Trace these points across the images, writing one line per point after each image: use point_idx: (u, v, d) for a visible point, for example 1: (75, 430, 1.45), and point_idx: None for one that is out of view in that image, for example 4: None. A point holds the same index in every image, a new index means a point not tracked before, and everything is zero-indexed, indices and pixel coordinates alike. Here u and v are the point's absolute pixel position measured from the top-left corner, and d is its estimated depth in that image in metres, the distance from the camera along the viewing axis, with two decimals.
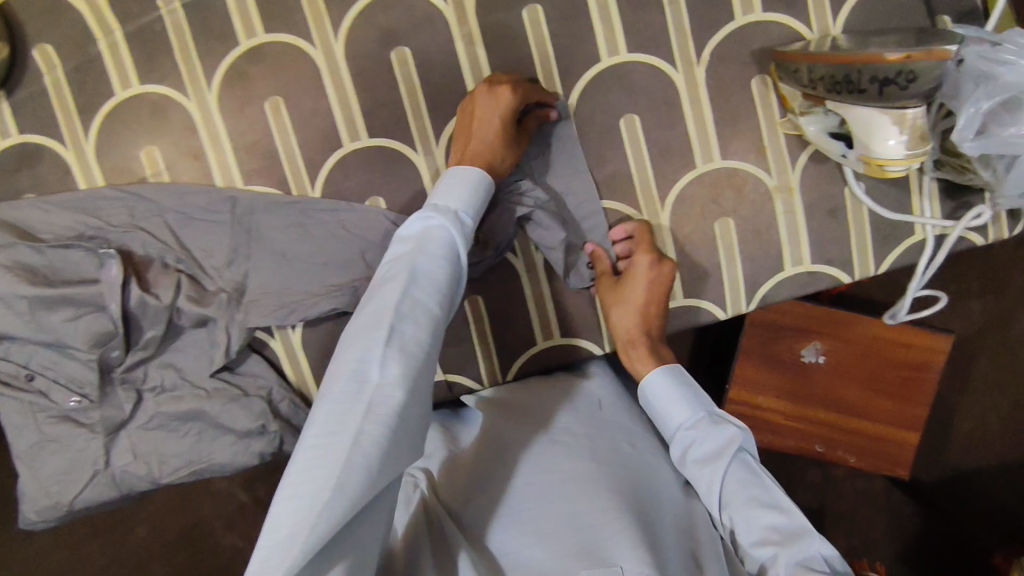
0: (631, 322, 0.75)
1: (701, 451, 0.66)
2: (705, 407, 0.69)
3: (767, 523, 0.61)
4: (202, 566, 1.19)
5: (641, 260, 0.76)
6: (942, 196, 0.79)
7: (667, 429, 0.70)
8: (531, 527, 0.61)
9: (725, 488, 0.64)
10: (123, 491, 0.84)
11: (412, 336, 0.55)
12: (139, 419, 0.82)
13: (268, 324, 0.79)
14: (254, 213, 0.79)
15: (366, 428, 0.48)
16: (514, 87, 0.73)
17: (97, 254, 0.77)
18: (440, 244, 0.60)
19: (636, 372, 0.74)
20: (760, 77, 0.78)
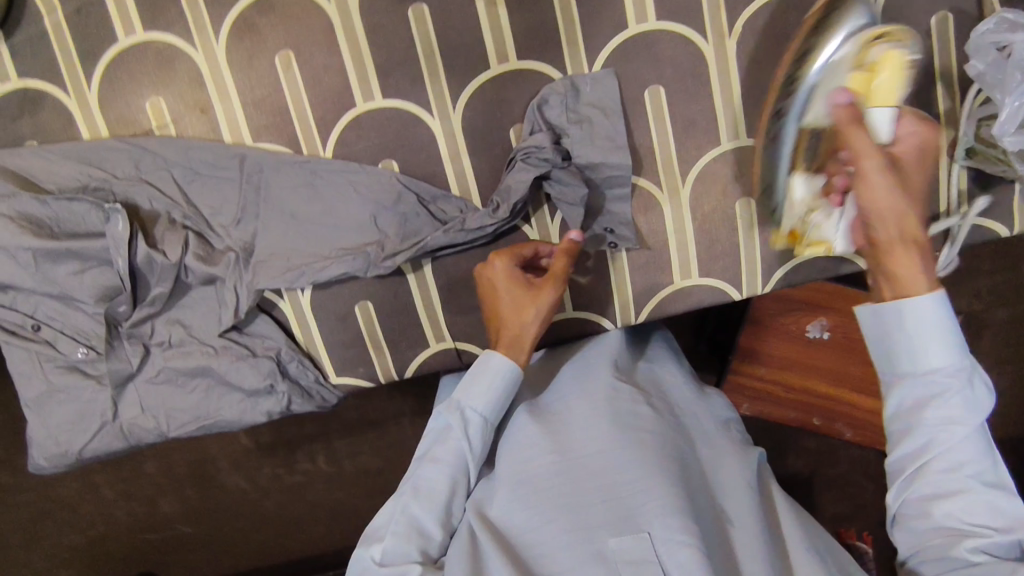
0: (897, 203, 0.60)
1: (949, 408, 0.55)
2: (972, 363, 0.56)
3: (984, 500, 0.54)
4: (210, 501, 1.24)
5: (877, 160, 0.60)
6: (973, 184, 0.77)
7: (911, 366, 0.57)
8: (562, 496, 0.67)
9: (962, 451, 0.55)
10: (132, 442, 0.85)
11: (435, 467, 0.68)
12: (146, 373, 0.82)
13: (276, 287, 0.78)
14: (262, 171, 0.77)
15: (409, 510, 0.67)
16: (508, 257, 0.74)
17: (103, 208, 0.75)
18: (447, 456, 0.69)
19: (905, 285, 0.58)
20: (793, 52, 0.74)
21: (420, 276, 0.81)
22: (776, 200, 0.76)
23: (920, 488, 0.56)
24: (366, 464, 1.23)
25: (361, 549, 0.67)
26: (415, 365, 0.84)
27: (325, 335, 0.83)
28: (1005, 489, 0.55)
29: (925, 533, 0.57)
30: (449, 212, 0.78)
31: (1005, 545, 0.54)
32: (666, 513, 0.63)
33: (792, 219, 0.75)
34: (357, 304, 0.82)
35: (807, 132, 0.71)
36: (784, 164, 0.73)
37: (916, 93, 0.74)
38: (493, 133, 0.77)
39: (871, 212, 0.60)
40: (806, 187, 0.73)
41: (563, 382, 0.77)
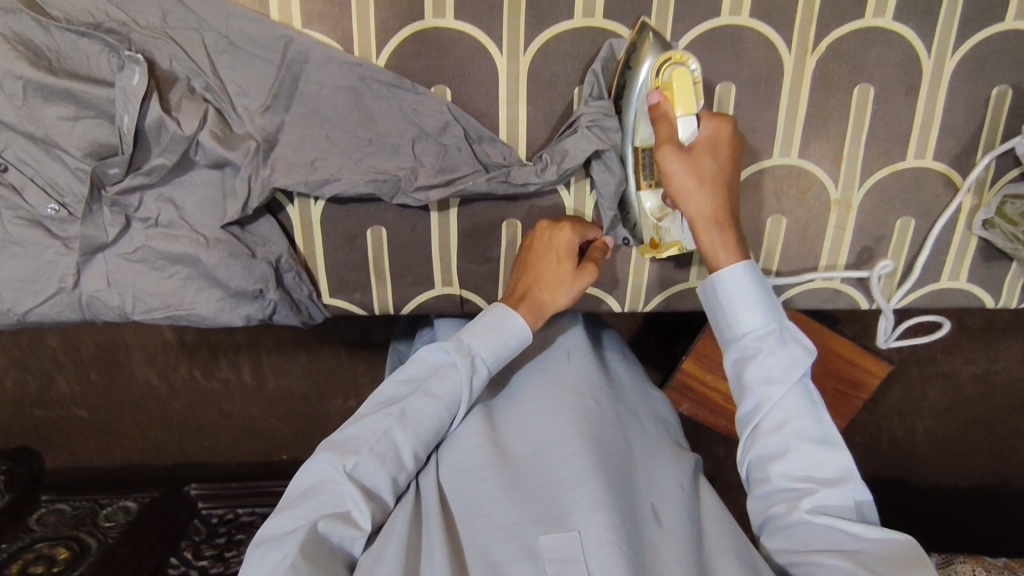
0: (701, 202, 0.66)
1: (764, 367, 0.63)
2: (782, 324, 0.64)
3: (810, 459, 0.62)
4: (119, 388, 1.15)
5: (669, 149, 0.66)
6: (980, 252, 0.81)
7: (732, 334, 0.66)
8: (498, 493, 0.66)
9: (784, 409, 0.63)
10: (86, 317, 0.76)
11: (432, 401, 0.68)
12: (122, 246, 0.74)
13: (293, 189, 0.72)
14: (306, 61, 0.70)
15: (381, 442, 0.65)
16: (568, 229, 0.74)
17: (118, 55, 0.67)
18: (445, 393, 0.68)
19: (707, 258, 0.67)
20: (864, 86, 0.74)
21: (444, 215, 0.77)
22: (632, 216, 0.76)
23: (760, 456, 0.63)
24: (291, 385, 1.16)
25: (326, 456, 0.64)
26: (415, 305, 0.81)
27: (328, 251, 0.78)
28: (829, 441, 0.62)
29: (767, 496, 0.64)
30: (492, 157, 0.75)
31: (838, 497, 0.61)
32: (598, 509, 0.63)
33: (647, 229, 0.75)
34: (369, 228, 0.77)
35: (641, 154, 0.73)
36: (631, 185, 0.74)
37: (957, 155, 0.77)
38: (557, 88, 0.73)
39: (688, 211, 0.67)
40: (652, 200, 0.74)
41: (521, 377, 0.78)
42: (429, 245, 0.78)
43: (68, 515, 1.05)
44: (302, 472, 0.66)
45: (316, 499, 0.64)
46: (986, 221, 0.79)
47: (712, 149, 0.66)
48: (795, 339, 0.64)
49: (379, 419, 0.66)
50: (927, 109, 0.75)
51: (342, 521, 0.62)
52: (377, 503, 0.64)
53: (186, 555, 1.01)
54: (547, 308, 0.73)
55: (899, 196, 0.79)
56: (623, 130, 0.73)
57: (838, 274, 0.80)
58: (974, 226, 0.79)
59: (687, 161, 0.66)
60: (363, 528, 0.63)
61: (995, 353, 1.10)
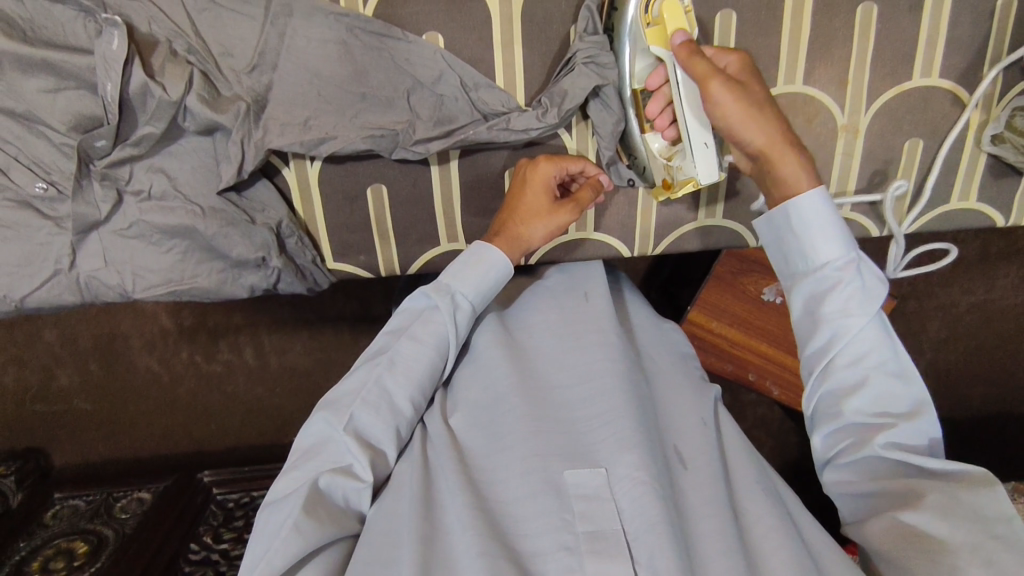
0: (768, 130, 0.62)
1: (842, 298, 0.61)
2: (862, 255, 0.61)
3: (884, 391, 0.61)
4: (120, 379, 1.14)
5: (720, 79, 0.61)
6: (989, 171, 0.80)
7: (806, 262, 0.63)
8: (522, 427, 0.64)
9: (866, 340, 0.61)
10: (86, 299, 0.75)
11: (418, 345, 0.66)
12: (116, 223, 0.72)
13: (287, 150, 0.70)
14: (290, 15, 0.67)
15: (369, 388, 0.64)
16: (548, 161, 0.72)
17: (95, 19, 0.64)
18: (431, 334, 0.67)
19: (792, 189, 0.63)
20: (867, 5, 0.72)
21: (444, 169, 0.75)
22: (640, 160, 0.73)
23: (834, 385, 0.62)
24: (295, 362, 1.15)
25: (322, 415, 0.64)
26: (422, 263, 0.80)
27: (328, 213, 0.76)
28: (906, 373, 0.61)
29: (838, 429, 0.63)
30: (491, 104, 0.72)
31: (912, 432, 0.60)
32: (627, 450, 0.62)
33: (658, 170, 0.72)
34: (369, 187, 0.75)
35: (640, 96, 0.70)
36: (634, 128, 0.72)
37: (964, 72, 0.75)
38: (552, 27, 0.71)
39: (760, 144, 0.62)
40: (659, 141, 0.71)
41: (527, 316, 0.75)
42: (431, 202, 0.76)
43: (83, 509, 1.04)
44: (300, 434, 0.65)
45: (314, 456, 0.63)
46: (995, 136, 0.77)
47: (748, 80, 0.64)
48: (873, 271, 0.61)
49: (366, 370, 0.66)
50: (932, 25, 0.73)
51: (343, 475, 0.62)
52: (379, 455, 0.64)
53: (205, 539, 0.99)
54: (528, 241, 0.72)
55: (906, 117, 0.77)
56: (617, 60, 0.69)
57: (848, 199, 0.79)
58: (982, 142, 0.78)
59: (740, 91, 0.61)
60: (366, 479, 0.63)
61: (993, 281, 1.11)
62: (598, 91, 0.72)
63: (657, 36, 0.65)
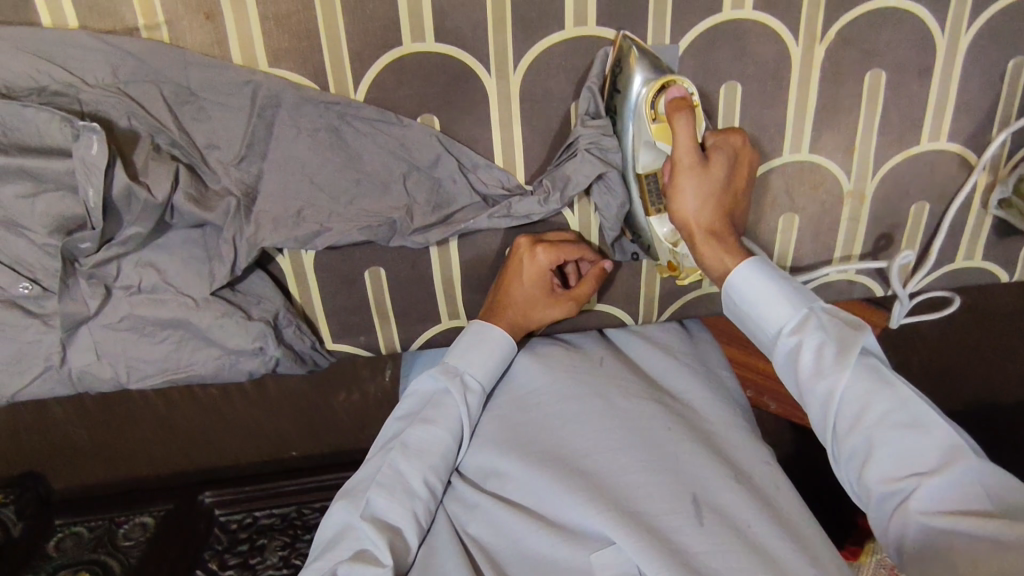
0: (704, 212, 0.65)
1: (812, 359, 0.60)
2: (814, 307, 0.62)
3: (901, 445, 0.57)
4: (120, 408, 0.96)
5: (683, 162, 0.64)
6: (995, 230, 0.79)
7: (769, 334, 0.64)
8: (546, 513, 0.66)
9: (852, 398, 0.58)
10: (80, 389, 0.73)
11: (431, 427, 0.68)
12: (106, 317, 0.70)
13: (280, 244, 0.68)
14: (278, 106, 0.64)
15: (384, 473, 0.66)
16: (544, 254, 0.69)
17: (71, 123, 0.60)
18: (442, 416, 0.69)
19: (712, 268, 0.66)
20: (875, 72, 0.70)
21: (443, 250, 0.73)
22: (645, 238, 0.72)
23: (849, 461, 0.59)
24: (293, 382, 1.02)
25: (341, 505, 0.66)
26: (423, 340, 0.78)
27: (325, 296, 0.74)
28: (916, 420, 0.57)
29: (881, 510, 0.58)
30: (489, 185, 0.70)
31: (951, 478, 0.55)
32: (634, 523, 0.62)
33: (664, 253, 0.72)
34: (366, 270, 0.73)
35: (645, 181, 0.69)
36: (639, 210, 0.70)
37: (971, 135, 0.74)
38: (552, 105, 0.68)
39: (685, 223, 0.66)
40: (666, 227, 0.70)
41: (537, 376, 0.74)
42: (431, 282, 0.74)
43: (84, 538, 0.94)
44: (320, 527, 0.66)
45: (335, 546, 0.64)
46: (1003, 199, 0.76)
47: (726, 161, 0.65)
48: (837, 321, 0.61)
49: (379, 456, 0.68)
50: (941, 90, 0.71)
51: (362, 562, 0.61)
52: (399, 539, 0.64)
53: (211, 567, 0.91)
54: (528, 326, 0.73)
55: (914, 182, 0.75)
56: (621, 146, 0.68)
57: (853, 265, 0.77)
58: (989, 204, 0.77)
59: (699, 173, 0.64)
60: (386, 563, 0.61)
61: None
62: (599, 179, 0.70)
63: (660, 133, 0.66)
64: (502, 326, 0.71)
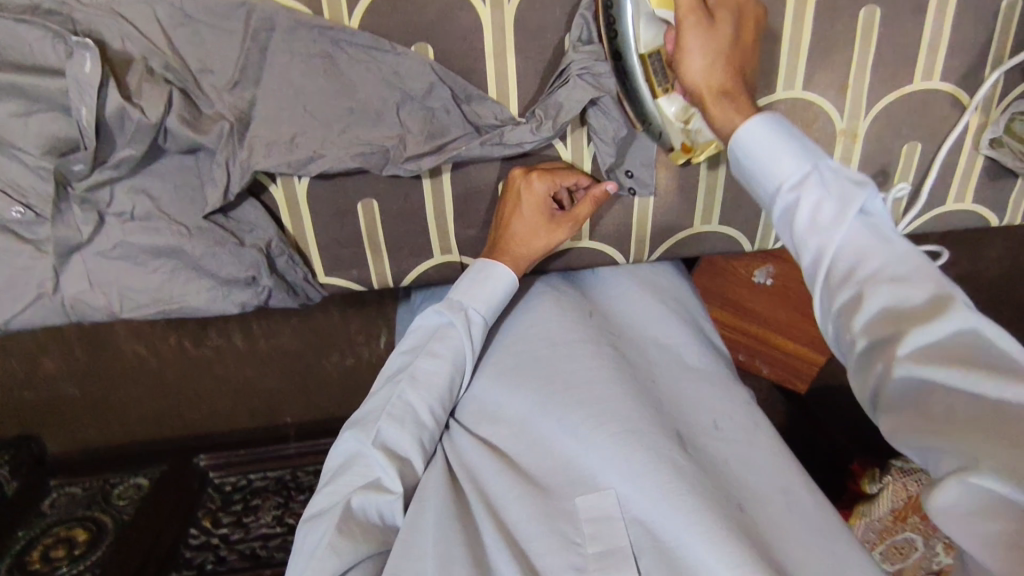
0: (713, 72, 0.61)
1: (811, 214, 0.55)
2: (818, 164, 0.56)
3: (901, 298, 0.50)
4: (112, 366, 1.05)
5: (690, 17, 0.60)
6: (986, 172, 0.79)
7: (771, 190, 0.58)
8: (537, 458, 0.67)
9: (845, 252, 0.53)
10: (73, 319, 0.74)
11: (436, 359, 0.69)
12: (99, 245, 0.70)
13: (273, 170, 0.68)
14: (272, 29, 0.64)
15: (393, 403, 0.67)
16: (542, 180, 0.70)
17: (63, 40, 0.60)
18: (448, 349, 0.70)
19: (726, 129, 0.61)
20: (870, 8, 0.70)
21: (437, 182, 0.73)
22: (655, 126, 0.69)
23: (839, 313, 0.53)
24: (285, 345, 1.07)
25: (350, 433, 0.67)
26: (416, 274, 0.79)
27: (318, 228, 0.74)
28: (914, 274, 0.50)
29: (864, 364, 0.51)
30: (482, 116, 0.70)
31: (950, 333, 0.48)
32: (627, 465, 0.63)
33: (675, 135, 0.68)
34: (360, 202, 0.73)
35: (649, 61, 0.65)
36: (645, 94, 0.67)
37: (964, 75, 0.74)
38: (546, 35, 0.68)
39: (696, 84, 0.62)
40: (675, 104, 0.66)
41: (538, 326, 0.76)
42: (424, 215, 0.75)
43: (79, 497, 1.06)
44: (331, 454, 0.68)
45: (345, 472, 0.66)
46: (994, 139, 0.76)
47: (730, 18, 0.62)
48: (843, 176, 0.55)
49: (387, 387, 0.69)
50: (936, 28, 0.71)
51: (373, 490, 0.63)
52: (408, 467, 0.66)
53: (204, 524, 1.03)
54: (530, 255, 0.73)
55: (906, 121, 0.76)
56: (618, 22, 0.64)
57: None
58: (981, 144, 0.77)
59: (706, 29, 0.61)
60: (396, 491, 0.64)
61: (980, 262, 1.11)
62: (591, 104, 0.71)
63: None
64: (505, 259, 0.72)
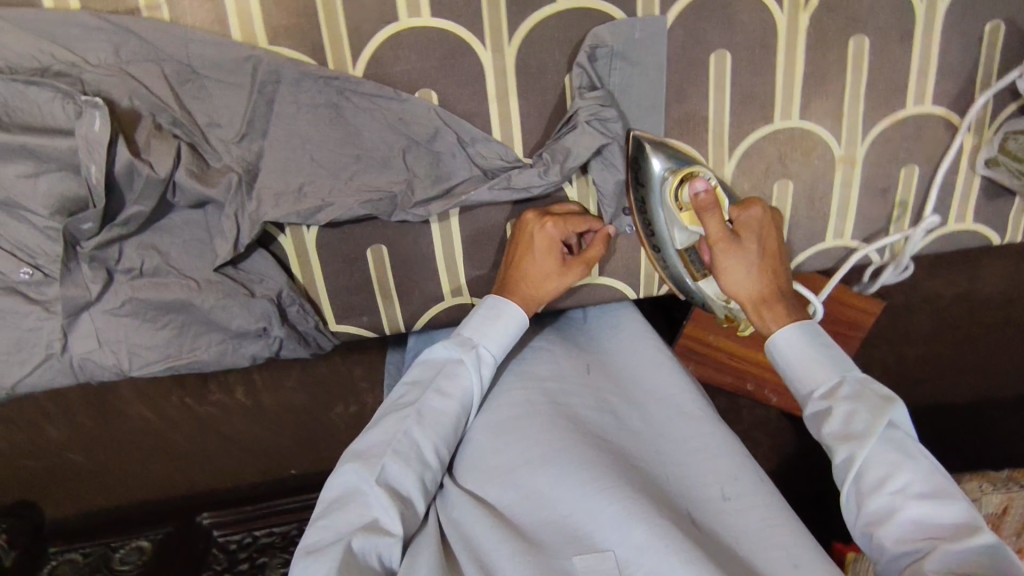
0: (754, 284, 0.68)
1: (841, 423, 0.63)
2: (850, 376, 0.65)
3: (919, 511, 0.58)
4: (116, 429, 1.00)
5: (723, 243, 0.67)
6: (984, 191, 0.80)
7: (806, 390, 0.67)
8: (528, 512, 0.64)
9: (872, 467, 0.61)
10: (81, 379, 0.73)
11: (444, 398, 0.68)
12: (107, 302, 0.69)
13: (282, 220, 0.68)
14: (279, 82, 0.65)
15: (400, 440, 0.64)
16: (552, 224, 0.70)
17: (74, 100, 0.61)
18: (456, 388, 0.68)
19: (766, 330, 0.70)
20: (860, 37, 0.72)
21: (444, 225, 0.73)
22: (696, 300, 0.78)
23: (866, 515, 0.60)
24: (293, 399, 1.01)
25: (352, 466, 0.63)
26: (426, 318, 0.78)
27: (327, 276, 0.74)
28: (938, 491, 0.58)
29: (890, 565, 0.59)
30: (488, 158, 0.70)
31: (963, 550, 0.55)
32: (631, 521, 0.59)
33: (719, 310, 0.77)
34: (369, 248, 0.73)
35: (685, 253, 0.74)
36: (686, 278, 0.76)
37: (956, 97, 0.76)
38: (547, 77, 0.69)
39: (737, 297, 0.70)
40: (711, 287, 0.75)
41: (524, 376, 0.74)
42: (432, 260, 0.75)
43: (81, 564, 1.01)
44: (326, 484, 0.64)
45: (342, 508, 0.62)
46: (989, 159, 0.78)
47: (754, 230, 0.68)
48: (871, 389, 0.64)
49: (389, 418, 0.66)
50: (924, 54, 0.73)
51: (373, 533, 0.59)
52: (409, 510, 0.63)
53: None
54: (540, 298, 0.72)
55: (901, 145, 0.77)
56: (649, 221, 0.73)
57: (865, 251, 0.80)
58: (977, 165, 0.78)
59: (740, 251, 0.68)
60: (396, 533, 0.60)
61: None
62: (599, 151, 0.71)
63: (690, 218, 0.70)
64: (518, 298, 0.71)
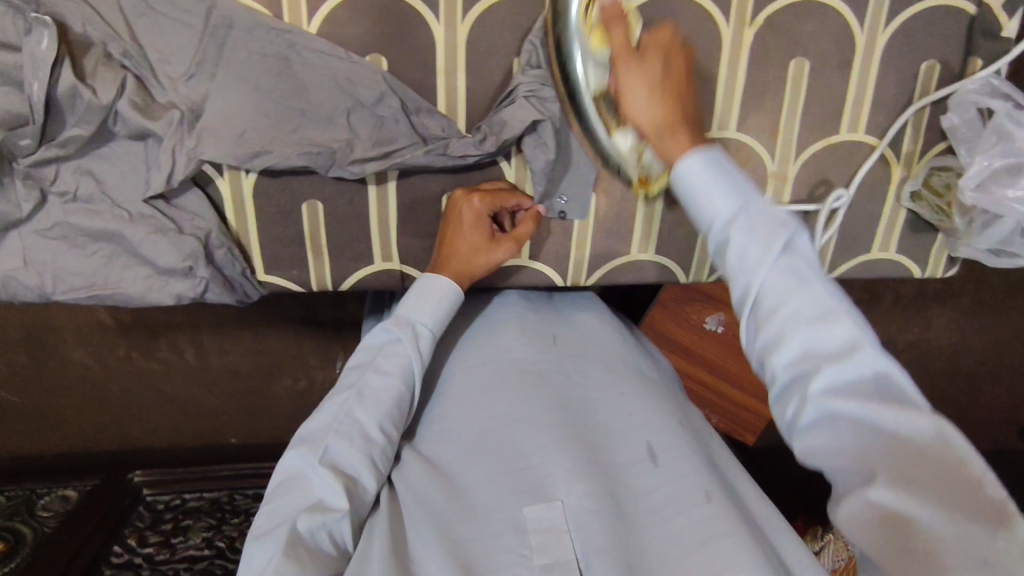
0: (654, 111, 0.57)
1: (744, 250, 0.49)
2: (753, 208, 0.50)
3: (807, 333, 0.46)
4: (54, 369, 1.03)
5: (624, 60, 0.59)
6: (908, 224, 0.84)
7: (703, 223, 0.52)
8: (478, 470, 0.64)
9: (772, 292, 0.48)
10: (2, 297, 0.73)
11: (383, 376, 0.68)
12: (38, 223, 0.70)
13: (219, 161, 0.69)
14: (231, 26, 0.67)
15: (341, 420, 0.65)
16: (478, 200, 0.73)
17: (26, 18, 0.63)
18: (396, 365, 0.69)
19: (673, 155, 0.55)
20: (799, 60, 0.75)
21: (382, 189, 0.75)
22: (613, 162, 0.71)
23: (767, 335, 0.47)
24: (237, 365, 1.06)
25: (298, 451, 0.65)
26: (354, 279, 0.79)
27: (260, 225, 0.75)
28: (825, 314, 0.46)
29: (790, 384, 0.47)
30: (431, 128, 0.73)
31: (847, 370, 0.46)
32: (576, 477, 0.61)
33: (632, 168, 0.70)
34: (304, 203, 0.75)
35: (599, 101, 0.66)
36: (598, 128, 0.68)
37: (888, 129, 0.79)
38: (495, 58, 0.72)
39: (641, 128, 0.58)
40: (626, 141, 0.67)
41: (486, 350, 0.75)
42: (365, 222, 0.76)
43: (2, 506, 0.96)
44: (277, 472, 0.65)
45: (288, 493, 0.63)
46: (913, 193, 0.81)
47: (649, 73, 0.58)
48: (784, 244, 0.48)
49: (332, 401, 0.68)
50: (861, 84, 0.77)
51: (318, 511, 0.60)
52: (357, 488, 0.63)
53: (130, 542, 0.93)
54: (475, 271, 0.74)
55: (833, 169, 0.80)
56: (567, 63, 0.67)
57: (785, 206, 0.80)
58: (902, 198, 0.82)
59: (644, 66, 0.58)
60: (341, 508, 0.61)
61: (931, 323, 1.11)
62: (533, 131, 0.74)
63: (599, 40, 0.63)
64: (451, 270, 0.73)
